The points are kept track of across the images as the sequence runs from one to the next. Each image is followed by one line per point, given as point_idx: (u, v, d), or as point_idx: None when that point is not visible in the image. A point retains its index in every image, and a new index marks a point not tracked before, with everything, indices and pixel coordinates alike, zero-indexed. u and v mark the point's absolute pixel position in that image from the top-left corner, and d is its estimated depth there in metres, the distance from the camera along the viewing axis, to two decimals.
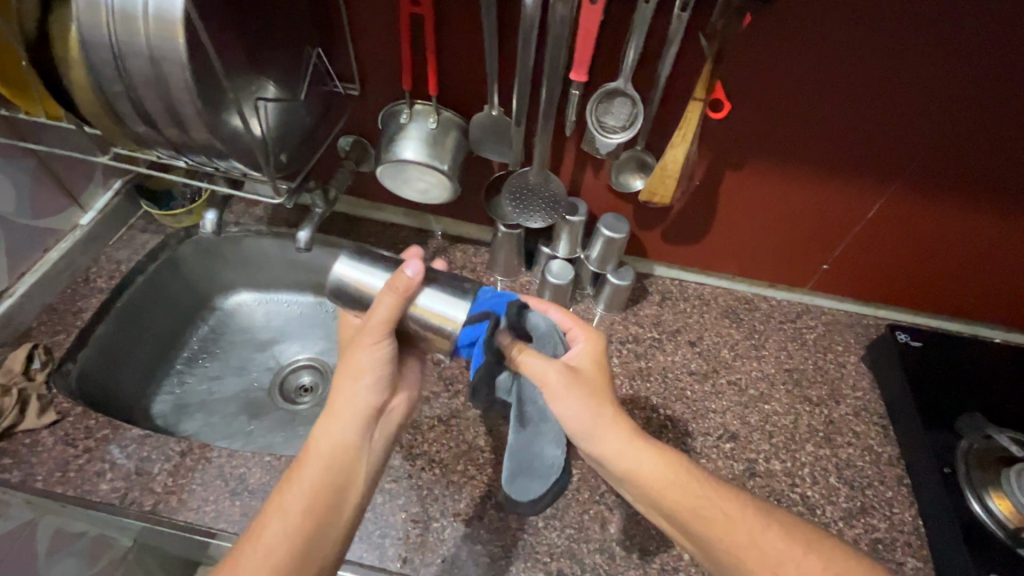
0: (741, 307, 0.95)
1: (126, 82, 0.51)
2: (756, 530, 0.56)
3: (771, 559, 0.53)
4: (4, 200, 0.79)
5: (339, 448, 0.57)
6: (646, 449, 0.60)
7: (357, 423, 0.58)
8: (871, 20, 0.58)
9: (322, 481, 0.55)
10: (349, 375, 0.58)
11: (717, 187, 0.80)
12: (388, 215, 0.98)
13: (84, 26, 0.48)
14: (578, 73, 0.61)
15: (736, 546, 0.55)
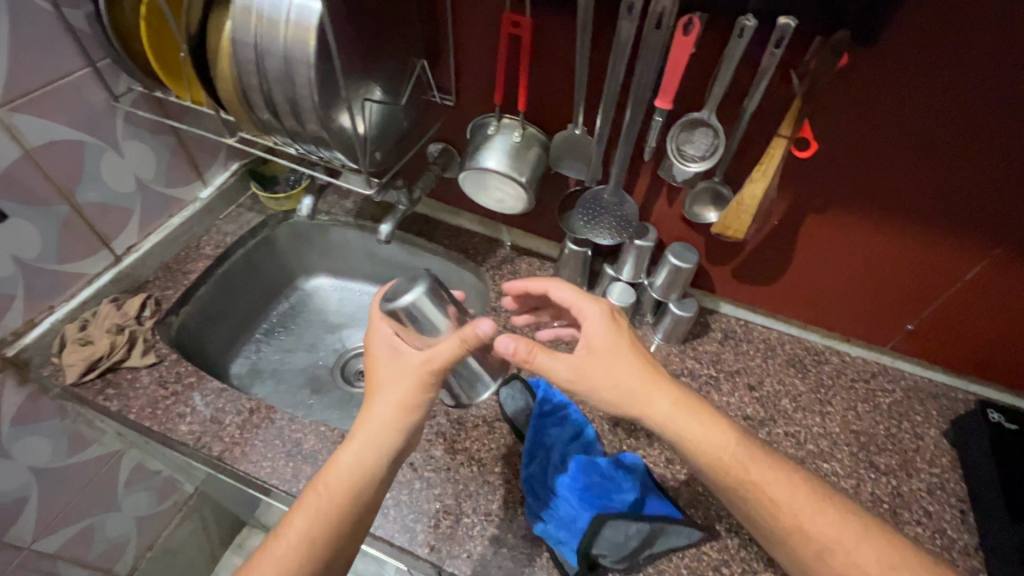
0: (809, 357, 0.91)
1: (260, 76, 0.59)
2: (797, 498, 0.59)
3: (783, 507, 0.58)
4: (147, 168, 0.90)
5: (359, 475, 0.57)
6: (715, 420, 0.62)
7: (379, 450, 0.59)
8: (982, 74, 0.55)
9: (346, 494, 0.57)
10: (375, 403, 0.60)
11: (795, 230, 0.78)
12: (463, 220, 1.04)
13: (236, 25, 0.56)
14: (663, 100, 0.63)
15: (811, 528, 0.57)
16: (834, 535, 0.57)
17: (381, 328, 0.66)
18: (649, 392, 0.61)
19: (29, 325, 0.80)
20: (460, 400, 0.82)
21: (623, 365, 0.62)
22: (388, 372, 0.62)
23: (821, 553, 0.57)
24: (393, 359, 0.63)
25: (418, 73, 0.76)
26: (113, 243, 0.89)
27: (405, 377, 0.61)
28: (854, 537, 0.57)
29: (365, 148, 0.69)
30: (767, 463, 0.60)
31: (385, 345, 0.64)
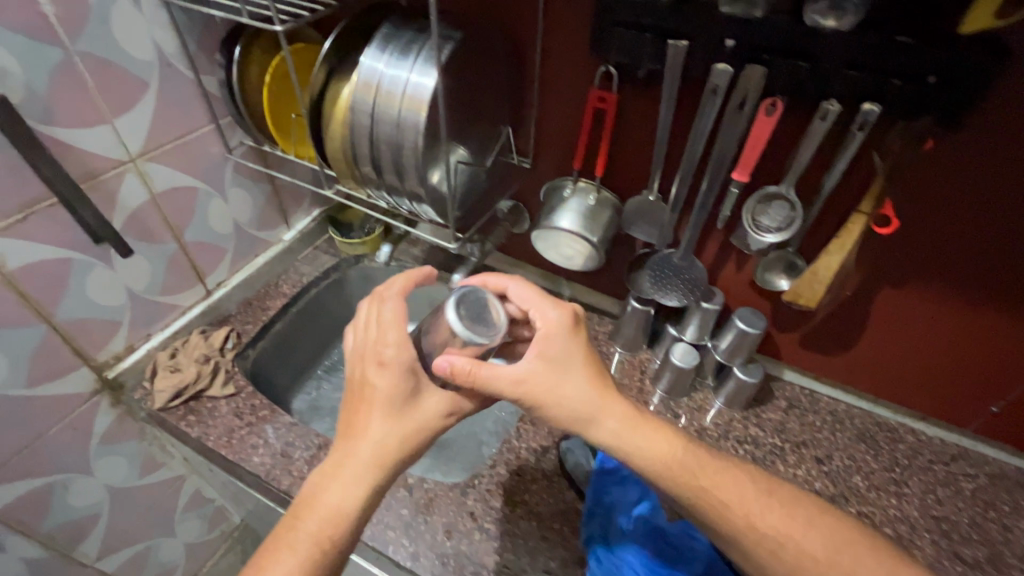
0: (882, 433, 0.87)
1: (372, 138, 0.65)
2: (749, 499, 0.58)
3: (735, 509, 0.57)
4: (244, 212, 0.98)
5: (336, 518, 0.53)
6: (660, 429, 0.61)
7: (356, 493, 0.54)
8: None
9: (342, 538, 0.53)
10: (356, 442, 0.55)
11: (869, 302, 0.77)
12: (525, 273, 1.07)
13: (357, 95, 0.63)
14: (741, 172, 0.66)
15: (763, 528, 0.57)
16: (788, 531, 0.57)
17: (400, 347, 0.59)
18: (597, 403, 0.59)
19: (128, 350, 0.86)
20: (520, 450, 0.82)
21: (577, 376, 0.60)
22: (401, 407, 0.57)
23: (780, 549, 0.56)
24: (406, 393, 0.58)
25: (502, 139, 0.82)
26: (206, 278, 0.96)
27: (416, 411, 0.58)
28: (807, 523, 0.57)
29: (453, 202, 0.73)
30: (719, 467, 0.60)
31: (403, 376, 0.58)
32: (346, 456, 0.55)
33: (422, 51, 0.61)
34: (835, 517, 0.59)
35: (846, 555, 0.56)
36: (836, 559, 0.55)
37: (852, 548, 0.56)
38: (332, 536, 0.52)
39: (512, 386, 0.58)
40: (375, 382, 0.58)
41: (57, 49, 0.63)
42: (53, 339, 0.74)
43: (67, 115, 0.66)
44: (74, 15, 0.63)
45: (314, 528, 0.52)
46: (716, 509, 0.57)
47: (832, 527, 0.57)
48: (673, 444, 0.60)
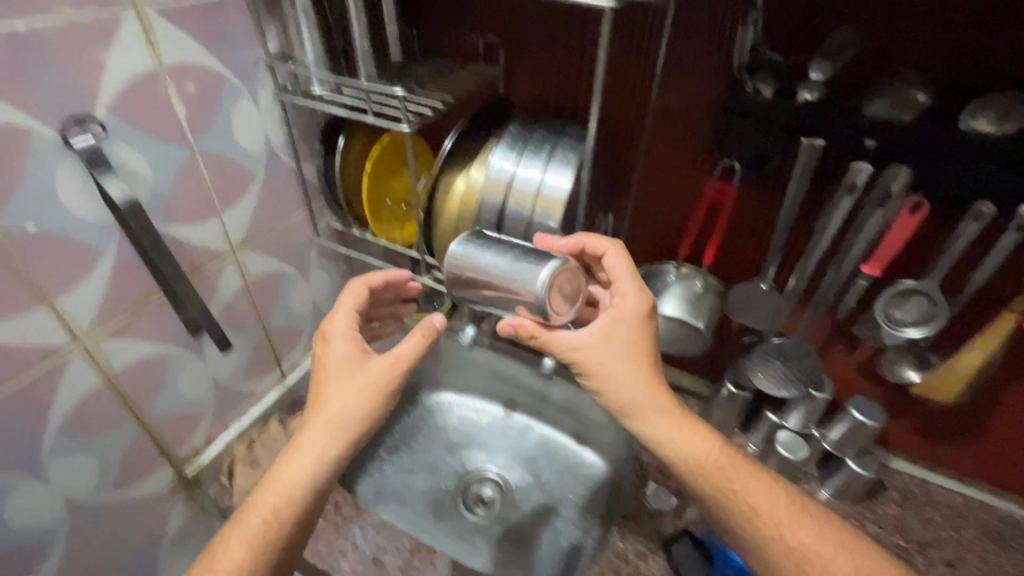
0: (1010, 530, 0.81)
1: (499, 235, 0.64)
2: (780, 510, 0.53)
3: (764, 520, 0.52)
4: (322, 291, 0.96)
5: (296, 485, 0.58)
6: (701, 430, 0.56)
7: (314, 460, 0.59)
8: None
9: (287, 514, 0.56)
10: (320, 404, 0.61)
11: (996, 392, 0.73)
12: None
13: (485, 194, 0.62)
14: (873, 266, 0.64)
15: (796, 543, 0.51)
16: (813, 546, 0.51)
17: (341, 324, 0.66)
18: (641, 394, 0.55)
19: (207, 443, 0.81)
20: None
21: (626, 364, 0.55)
22: (341, 378, 0.62)
23: (797, 562, 0.51)
24: (347, 364, 0.63)
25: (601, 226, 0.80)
26: (283, 362, 0.93)
27: (361, 386, 0.62)
28: (831, 542, 0.51)
29: None
30: (757, 473, 0.55)
31: (347, 347, 0.64)
32: (312, 412, 0.62)
33: (556, 150, 0.61)
34: (859, 540, 0.52)
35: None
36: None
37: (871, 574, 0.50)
38: (287, 508, 0.57)
39: (567, 352, 0.56)
40: (321, 352, 0.65)
41: (182, 152, 0.63)
42: (143, 440, 0.70)
43: (184, 213, 0.65)
44: (201, 118, 0.63)
45: (272, 498, 0.57)
46: (739, 512, 0.53)
47: (860, 553, 0.51)
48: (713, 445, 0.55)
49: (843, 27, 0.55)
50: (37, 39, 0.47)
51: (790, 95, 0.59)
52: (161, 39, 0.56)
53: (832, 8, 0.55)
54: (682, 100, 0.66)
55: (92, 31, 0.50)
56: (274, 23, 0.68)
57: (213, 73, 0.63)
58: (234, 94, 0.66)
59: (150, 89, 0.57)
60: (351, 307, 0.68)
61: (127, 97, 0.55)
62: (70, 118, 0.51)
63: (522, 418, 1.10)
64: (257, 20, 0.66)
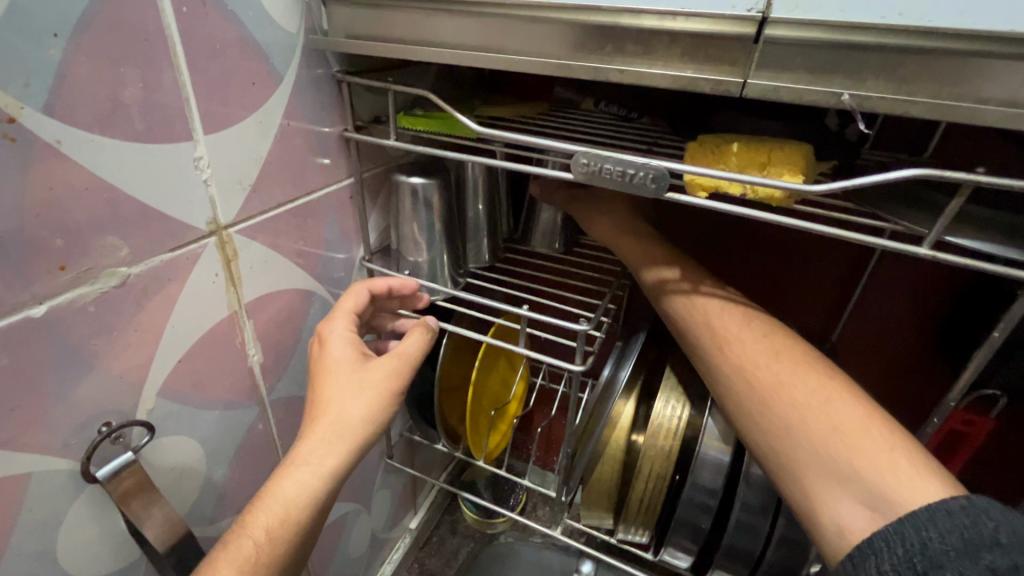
0: None
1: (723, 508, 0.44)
2: (720, 302, 0.40)
3: (694, 312, 0.40)
4: (383, 515, 0.72)
5: (299, 501, 0.35)
6: (647, 243, 0.46)
7: (333, 465, 0.37)
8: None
9: (290, 538, 0.34)
10: (328, 390, 0.39)
11: None
12: None
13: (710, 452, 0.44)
14: None
15: (720, 326, 0.38)
16: (733, 328, 0.38)
17: (339, 324, 0.42)
18: (606, 225, 0.48)
19: None
20: None
21: (607, 211, 0.49)
22: (347, 380, 0.39)
23: (722, 354, 0.37)
24: (353, 363, 0.40)
25: None
26: None
27: (369, 385, 0.39)
28: (765, 341, 0.37)
29: None
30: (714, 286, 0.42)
31: (343, 347, 0.41)
32: (314, 413, 0.38)
33: None
34: (825, 358, 0.36)
35: (785, 366, 0.35)
36: (774, 369, 0.35)
37: (797, 362, 0.35)
38: (288, 535, 0.35)
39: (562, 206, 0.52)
40: (314, 359, 0.41)
41: (253, 408, 0.42)
42: None
43: (242, 496, 0.43)
44: (282, 354, 0.43)
45: (269, 513, 0.35)
46: (674, 301, 0.42)
47: (798, 360, 0.36)
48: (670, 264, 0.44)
49: None
50: (67, 321, 0.27)
51: None
52: (245, 269, 0.37)
53: None
54: (909, 310, 0.51)
55: (158, 285, 0.31)
56: (377, 209, 0.51)
57: (302, 290, 0.44)
58: (323, 310, 0.47)
59: (224, 338, 0.37)
60: (348, 311, 0.44)
61: (189, 362, 0.35)
62: (101, 432, 0.30)
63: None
64: (360, 210, 0.48)
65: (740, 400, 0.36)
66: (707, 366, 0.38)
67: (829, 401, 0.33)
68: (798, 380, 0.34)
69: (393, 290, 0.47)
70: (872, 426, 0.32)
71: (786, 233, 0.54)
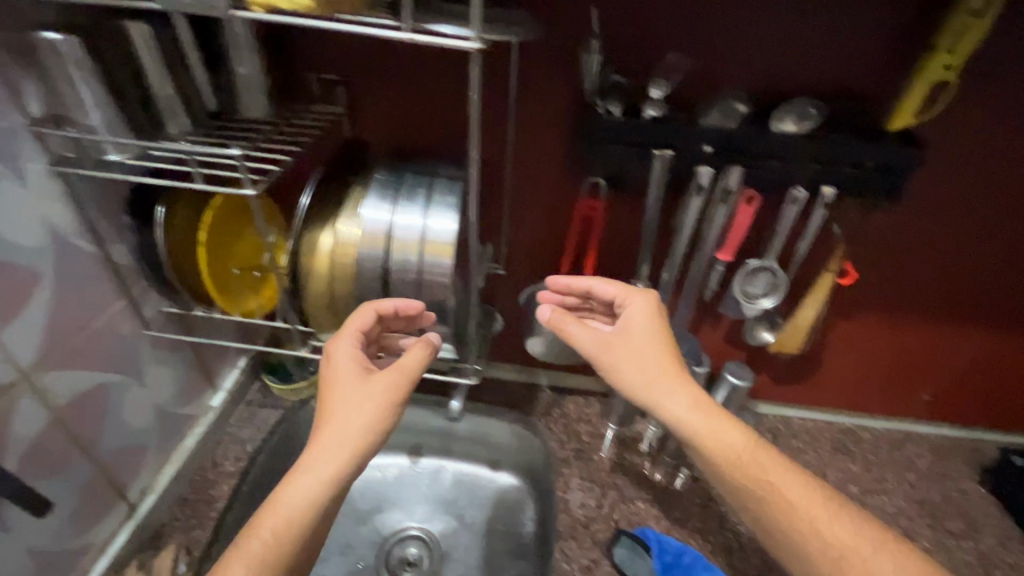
0: (850, 439, 0.99)
1: (386, 282, 0.57)
2: (748, 444, 0.59)
3: (702, 434, 0.59)
4: (165, 390, 0.78)
5: (308, 502, 0.49)
6: (680, 371, 0.62)
7: (330, 476, 0.49)
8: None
9: (293, 538, 0.48)
10: (333, 408, 0.52)
11: (826, 336, 0.89)
12: (501, 372, 1.06)
13: (364, 247, 0.56)
14: (726, 253, 0.72)
15: (739, 458, 0.58)
16: (771, 474, 0.57)
17: (346, 352, 0.54)
18: (626, 365, 0.62)
19: None
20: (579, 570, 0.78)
21: (640, 352, 0.62)
22: (353, 388, 0.53)
23: (749, 488, 0.57)
24: (356, 375, 0.54)
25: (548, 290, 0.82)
26: (127, 491, 0.75)
27: (369, 396, 0.52)
28: (782, 471, 0.58)
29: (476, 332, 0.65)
30: (679, 383, 0.61)
31: (349, 363, 0.54)
32: (324, 417, 0.52)
33: (437, 191, 0.57)
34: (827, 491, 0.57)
35: (796, 496, 0.56)
36: (796, 504, 0.56)
37: (801, 490, 0.57)
38: (287, 536, 0.48)
39: (580, 343, 0.64)
40: (326, 370, 0.55)
41: None
42: None
43: None
44: None
45: (272, 521, 0.48)
46: (680, 420, 0.60)
47: (793, 481, 0.57)
48: (646, 320, 0.64)
49: (671, 50, 0.62)
50: None
51: (638, 112, 0.64)
52: None
53: (663, 37, 0.61)
54: (544, 127, 0.70)
55: None
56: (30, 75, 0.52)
57: None
58: None
59: None
60: (356, 330, 0.56)
61: None
62: None
63: (430, 460, 0.96)
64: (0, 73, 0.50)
65: (766, 523, 0.56)
66: (736, 485, 0.58)
67: (824, 520, 0.55)
68: (798, 502, 0.56)
69: (398, 311, 0.57)
70: (855, 535, 0.53)
71: (445, 74, 0.67)
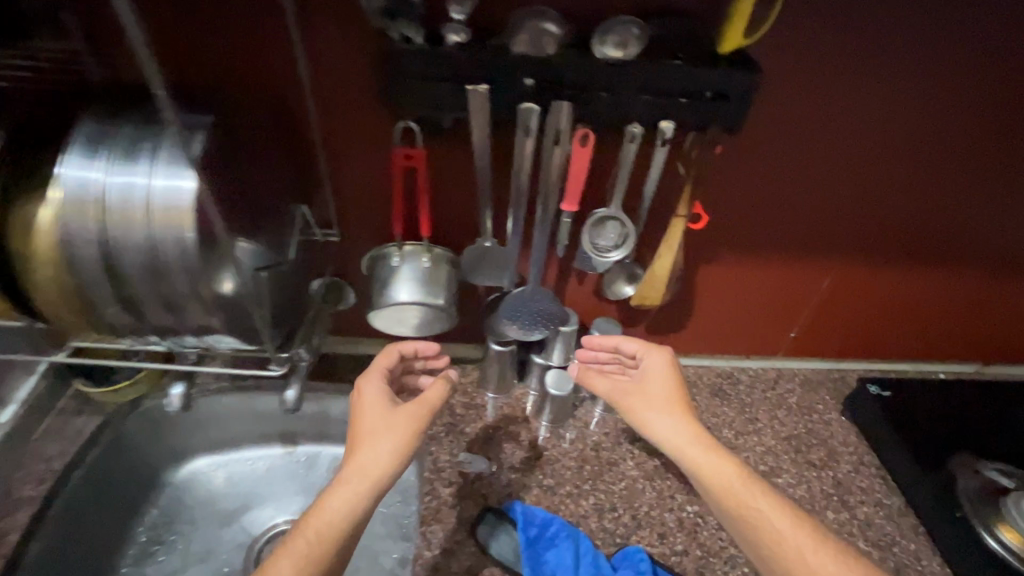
0: (726, 382, 0.99)
1: (111, 262, 0.50)
2: (734, 478, 0.62)
3: (704, 467, 0.63)
4: None
5: (344, 517, 0.54)
6: (690, 416, 0.67)
7: (361, 494, 0.55)
8: (951, 105, 0.67)
9: (326, 549, 0.52)
10: (363, 437, 0.59)
11: (693, 281, 0.86)
12: (368, 347, 0.97)
13: (72, 221, 0.48)
14: (570, 204, 0.64)
15: (733, 489, 0.61)
16: (766, 509, 0.60)
17: (371, 393, 0.63)
18: (648, 411, 0.68)
19: None
20: (440, 554, 0.73)
21: (656, 401, 0.69)
22: (377, 417, 0.61)
23: (746, 519, 0.60)
24: (381, 406, 0.62)
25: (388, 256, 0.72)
26: None
27: (391, 424, 0.60)
28: (775, 505, 0.60)
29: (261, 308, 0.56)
30: (682, 422, 0.66)
31: (375, 393, 0.64)
32: (354, 445, 0.59)
33: (162, 149, 0.50)
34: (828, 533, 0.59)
35: (796, 531, 0.58)
36: (793, 540, 0.57)
37: (797, 524, 0.58)
38: (322, 546, 0.52)
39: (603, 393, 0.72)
40: (355, 402, 0.64)
41: None
42: None
43: None
44: None
45: (310, 532, 0.53)
46: (689, 459, 0.64)
47: (789, 519, 0.59)
48: (671, 375, 0.70)
49: None
50: None
51: (440, 39, 0.55)
52: None
53: None
54: (339, 59, 0.58)
55: None
56: None
57: None
58: None
59: None
60: (382, 367, 0.68)
61: None
62: None
63: (307, 448, 0.96)
64: None
65: (764, 553, 0.58)
66: (734, 517, 0.61)
67: (811, 552, 0.56)
68: (794, 536, 0.58)
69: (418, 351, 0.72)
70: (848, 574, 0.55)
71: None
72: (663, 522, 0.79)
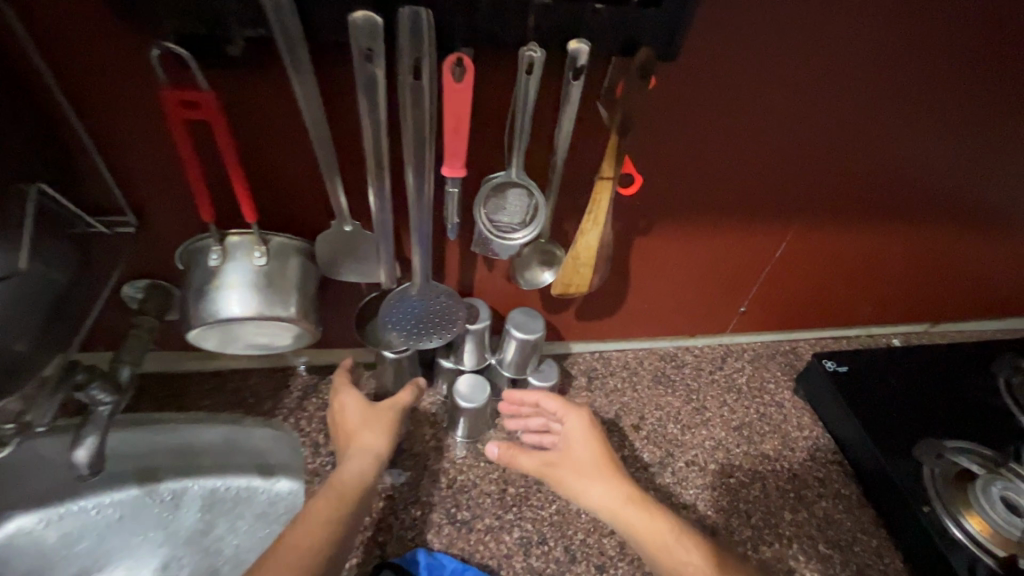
0: (669, 366, 0.86)
1: None
2: (661, 525, 0.57)
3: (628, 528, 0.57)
4: None
5: (355, 492, 0.57)
6: (613, 473, 0.60)
7: (366, 475, 0.59)
8: (945, 12, 0.51)
9: (342, 520, 0.54)
10: (353, 433, 0.63)
11: (627, 255, 0.70)
12: (227, 359, 0.75)
13: None
14: (453, 168, 0.45)
15: (657, 546, 0.55)
16: (685, 556, 0.54)
17: (352, 396, 0.66)
18: (574, 479, 0.61)
19: None
20: None
21: (580, 465, 0.61)
22: (365, 414, 0.64)
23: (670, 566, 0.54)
24: (365, 407, 0.65)
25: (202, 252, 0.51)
26: None
27: (379, 419, 0.64)
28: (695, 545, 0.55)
29: None
30: (605, 483, 0.60)
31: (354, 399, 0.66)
32: (347, 440, 0.63)
33: None
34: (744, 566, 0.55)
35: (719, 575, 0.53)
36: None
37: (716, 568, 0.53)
38: (339, 517, 0.54)
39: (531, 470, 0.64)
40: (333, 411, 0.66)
41: None
42: None
43: None
44: None
45: (319, 509, 0.54)
46: (616, 520, 0.58)
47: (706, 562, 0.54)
48: (598, 438, 0.63)
49: None
50: None
51: None
52: None
53: None
54: None
55: None
56: None
57: None
58: None
59: None
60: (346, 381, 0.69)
61: None
62: None
63: (173, 484, 0.71)
64: None
65: None
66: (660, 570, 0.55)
67: None
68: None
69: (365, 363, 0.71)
70: None
71: None
72: (602, 551, 0.66)
